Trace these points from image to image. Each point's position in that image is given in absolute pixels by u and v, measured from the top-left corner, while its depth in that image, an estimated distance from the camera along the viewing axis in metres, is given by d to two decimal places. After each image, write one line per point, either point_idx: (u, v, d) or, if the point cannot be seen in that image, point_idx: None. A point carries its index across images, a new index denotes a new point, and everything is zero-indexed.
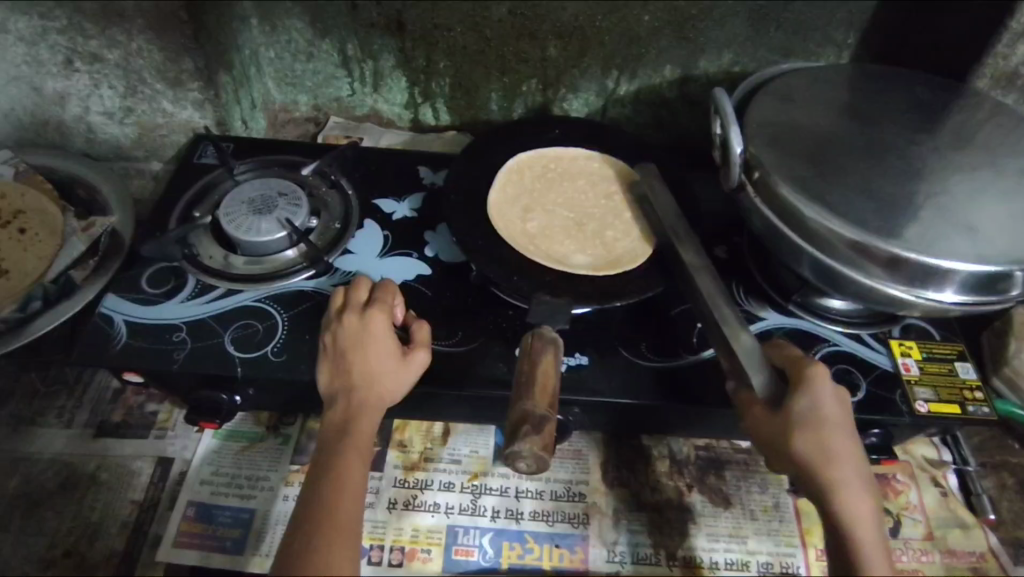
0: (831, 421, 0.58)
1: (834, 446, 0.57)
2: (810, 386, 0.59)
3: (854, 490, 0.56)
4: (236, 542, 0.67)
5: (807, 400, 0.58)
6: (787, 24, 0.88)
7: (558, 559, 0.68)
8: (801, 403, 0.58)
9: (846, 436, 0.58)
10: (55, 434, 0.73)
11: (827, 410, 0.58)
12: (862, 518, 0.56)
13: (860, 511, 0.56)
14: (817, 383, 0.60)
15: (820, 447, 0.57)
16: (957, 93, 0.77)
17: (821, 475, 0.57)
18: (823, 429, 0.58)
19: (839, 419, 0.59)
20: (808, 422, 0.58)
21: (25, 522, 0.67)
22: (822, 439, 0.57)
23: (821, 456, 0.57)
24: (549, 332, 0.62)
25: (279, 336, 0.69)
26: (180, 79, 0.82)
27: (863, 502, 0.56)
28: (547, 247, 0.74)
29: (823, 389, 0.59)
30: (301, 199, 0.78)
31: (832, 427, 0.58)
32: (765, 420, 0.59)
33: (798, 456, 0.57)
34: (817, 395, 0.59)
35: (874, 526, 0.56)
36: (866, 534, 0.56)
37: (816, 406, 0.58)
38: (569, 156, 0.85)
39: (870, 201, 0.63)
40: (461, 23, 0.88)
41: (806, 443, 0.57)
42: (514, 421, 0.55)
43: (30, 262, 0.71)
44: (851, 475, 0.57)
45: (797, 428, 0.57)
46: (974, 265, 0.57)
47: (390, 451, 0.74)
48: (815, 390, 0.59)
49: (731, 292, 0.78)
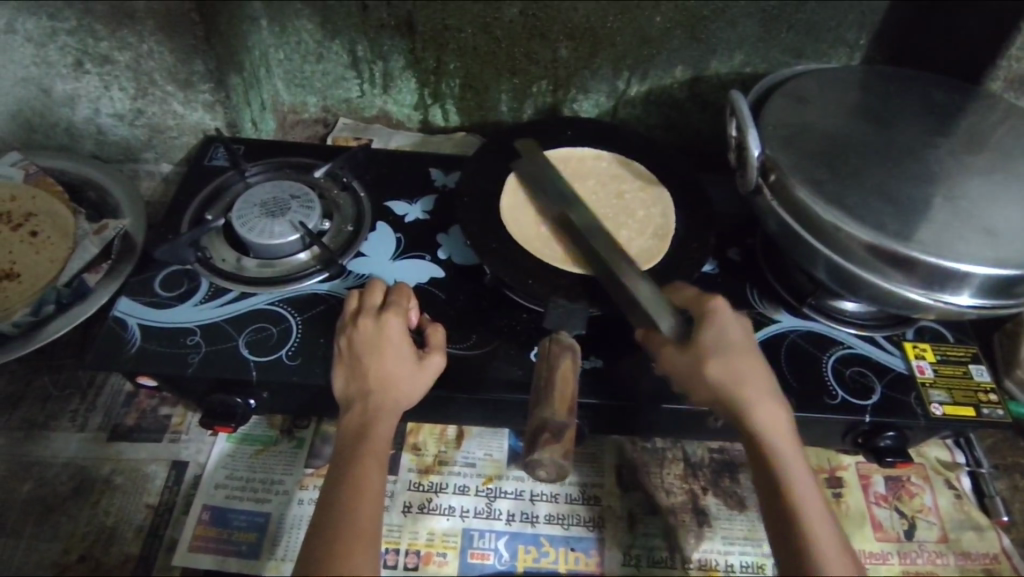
0: (738, 348, 0.61)
1: (743, 370, 0.60)
2: (712, 319, 0.63)
3: (767, 408, 0.59)
4: (251, 546, 0.67)
5: (712, 331, 0.62)
6: (800, 25, 0.88)
7: (574, 563, 0.68)
8: (706, 334, 0.61)
9: (754, 360, 0.61)
10: (68, 438, 0.72)
11: (731, 338, 0.61)
12: (777, 433, 0.58)
13: (775, 427, 0.58)
14: (719, 315, 0.63)
15: (732, 371, 0.59)
16: (972, 95, 0.77)
17: (735, 397, 0.59)
18: (730, 355, 0.60)
19: (745, 346, 0.61)
20: (715, 350, 0.60)
21: (39, 527, 0.67)
22: (731, 364, 0.60)
23: (733, 379, 0.59)
24: (568, 337, 0.62)
25: (294, 339, 0.69)
26: (190, 80, 0.81)
27: (777, 419, 0.59)
28: (564, 248, 0.73)
29: (726, 321, 0.63)
30: (313, 202, 0.77)
31: (739, 353, 0.61)
32: (677, 354, 0.61)
33: (711, 382, 0.59)
34: (720, 325, 0.62)
35: (789, 440, 0.58)
36: (783, 447, 0.58)
37: (720, 336, 0.61)
38: (581, 157, 0.84)
39: (888, 204, 0.63)
40: (472, 24, 0.88)
41: (717, 370, 0.59)
42: (534, 427, 0.55)
43: (41, 265, 0.71)
44: (762, 395, 0.59)
45: (707, 356, 0.60)
46: (991, 268, 0.57)
47: (404, 454, 0.74)
48: (717, 322, 0.62)
49: (745, 295, 0.78)
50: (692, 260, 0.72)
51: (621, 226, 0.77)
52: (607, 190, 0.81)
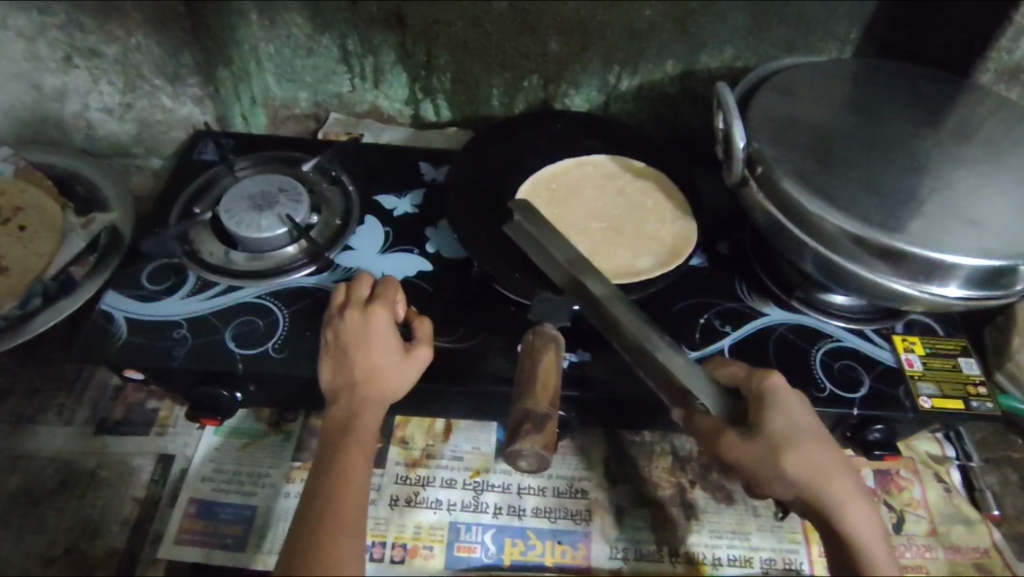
0: (811, 435, 0.56)
1: (822, 461, 0.55)
2: (775, 400, 0.57)
3: (853, 501, 0.55)
4: (238, 539, 0.67)
5: (781, 418, 0.56)
6: (790, 18, 0.87)
7: (561, 555, 0.68)
8: (775, 422, 0.56)
9: (827, 444, 0.56)
10: (55, 431, 0.72)
11: (801, 421, 0.57)
12: (865, 530, 0.55)
13: (864, 524, 0.55)
14: (783, 396, 0.57)
15: (815, 464, 0.55)
16: (961, 87, 0.77)
17: (821, 493, 0.55)
18: (806, 444, 0.55)
19: (816, 429, 0.57)
20: (791, 441, 0.55)
21: (26, 519, 0.67)
22: (811, 455, 0.55)
23: (816, 476, 0.55)
24: (551, 329, 0.62)
25: (280, 332, 0.69)
26: (177, 73, 0.83)
27: (863, 512, 0.55)
28: (608, 261, 0.73)
29: (791, 403, 0.57)
30: (302, 195, 0.78)
31: (813, 438, 0.56)
32: (745, 447, 0.55)
33: (794, 479, 0.54)
34: (787, 409, 0.57)
35: (878, 534, 0.55)
36: (874, 542, 0.55)
37: (792, 422, 0.56)
38: (563, 168, 0.82)
39: (874, 195, 0.63)
40: (462, 17, 0.88)
41: (799, 465, 0.54)
42: (516, 418, 0.55)
43: (29, 259, 0.72)
44: (846, 490, 0.55)
45: (784, 449, 0.55)
46: (977, 259, 0.57)
47: (391, 448, 0.74)
48: (784, 405, 0.57)
49: (733, 288, 0.78)
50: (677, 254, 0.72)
51: (642, 220, 0.78)
52: (603, 190, 0.81)
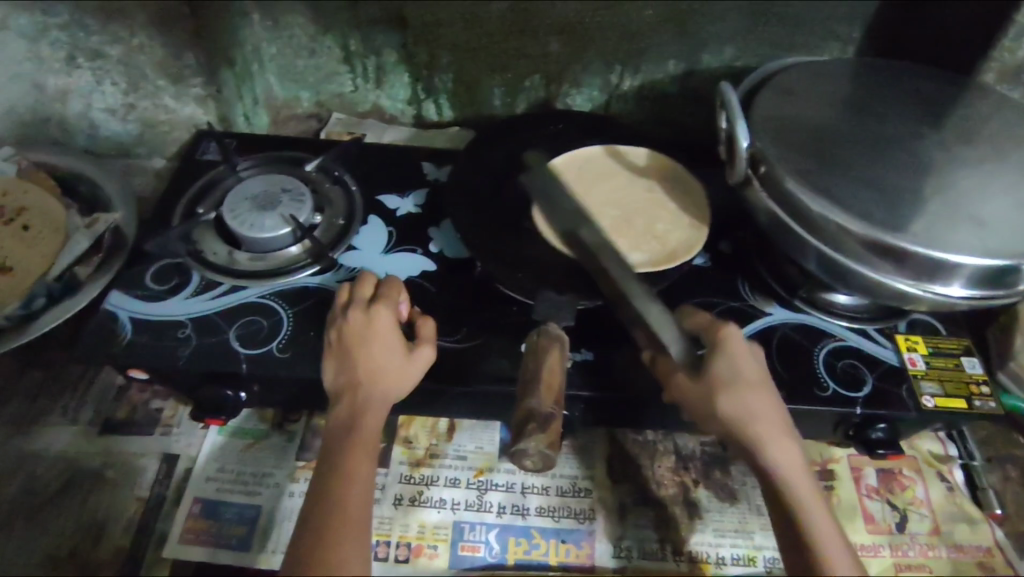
0: (752, 381, 0.58)
1: (755, 403, 0.57)
2: (724, 346, 0.60)
3: (786, 449, 0.56)
4: (242, 539, 0.67)
5: (724, 363, 0.58)
6: (791, 17, 0.88)
7: (564, 555, 0.68)
8: (719, 364, 0.58)
9: (768, 391, 0.58)
10: (60, 432, 0.73)
11: (745, 366, 0.59)
12: (793, 473, 0.55)
13: (791, 467, 0.56)
14: (732, 344, 0.60)
15: (747, 405, 0.57)
16: (962, 87, 0.77)
17: (750, 431, 0.56)
18: (742, 388, 0.57)
19: (760, 377, 0.59)
20: (729, 384, 0.57)
21: (31, 519, 0.67)
22: (747, 397, 0.57)
23: (745, 415, 0.56)
24: (555, 329, 0.62)
25: (284, 333, 0.69)
26: (182, 74, 0.84)
27: (794, 457, 0.56)
28: None
29: (738, 351, 0.59)
30: (305, 195, 0.78)
31: (753, 384, 0.58)
32: (687, 383, 0.58)
33: (724, 417, 0.56)
34: (733, 356, 0.59)
35: (807, 480, 0.55)
36: (803, 490, 0.55)
37: (734, 366, 0.58)
38: (586, 156, 0.82)
39: (878, 194, 0.63)
40: (463, 18, 0.88)
41: (731, 404, 0.56)
42: (520, 417, 0.55)
43: (34, 259, 0.72)
44: (776, 432, 0.56)
45: (721, 389, 0.57)
46: (979, 258, 0.57)
47: (395, 448, 0.74)
48: (731, 351, 0.59)
49: (736, 288, 0.78)
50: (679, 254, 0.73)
51: (654, 215, 0.77)
52: (619, 180, 0.80)
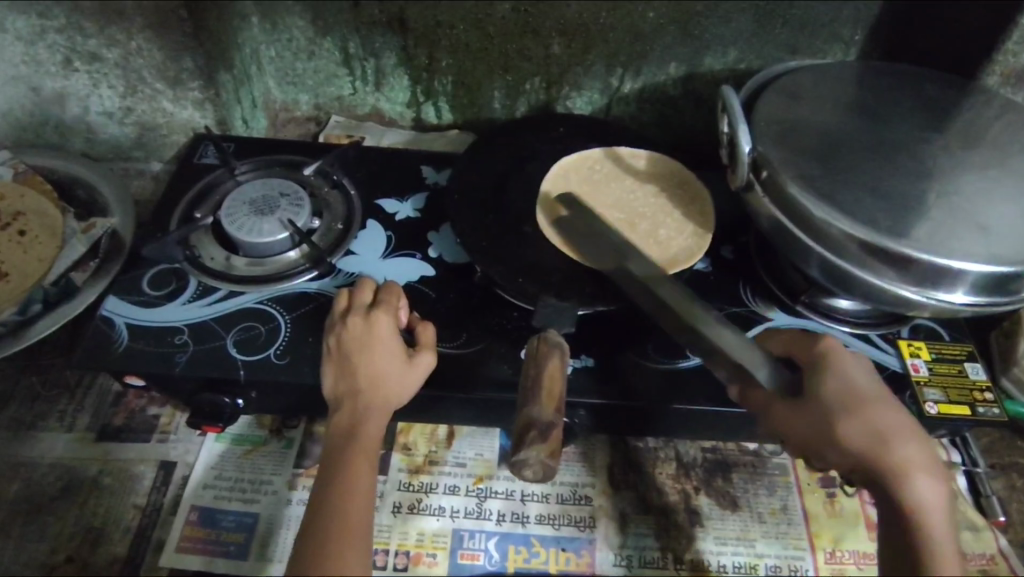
0: (867, 400, 0.57)
1: (875, 422, 0.56)
2: (831, 368, 0.59)
3: (920, 469, 0.54)
4: (239, 547, 0.67)
5: (832, 384, 0.58)
6: (794, 20, 0.87)
7: (565, 563, 0.68)
8: (828, 387, 0.58)
9: (888, 410, 0.57)
10: (56, 438, 0.72)
11: (858, 386, 0.58)
12: (922, 493, 0.53)
13: (923, 489, 0.53)
14: (838, 364, 0.59)
15: (864, 428, 0.55)
16: (967, 90, 0.76)
17: (870, 453, 0.55)
18: (858, 407, 0.57)
19: (879, 396, 0.58)
20: (840, 405, 0.57)
21: (26, 527, 0.67)
22: (866, 419, 0.56)
23: (864, 436, 0.55)
24: (555, 335, 0.61)
25: (281, 339, 0.69)
26: (179, 77, 0.81)
27: (926, 478, 0.53)
28: None
29: (849, 372, 0.59)
30: (303, 200, 0.77)
31: (869, 404, 0.57)
32: (791, 411, 0.58)
33: (838, 438, 0.56)
34: (841, 376, 0.59)
35: (939, 503, 0.53)
36: (933, 513, 0.52)
37: (845, 387, 0.58)
38: (591, 160, 0.81)
39: (881, 200, 0.62)
40: (463, 20, 0.87)
41: (843, 425, 0.56)
42: (520, 426, 0.54)
43: (29, 263, 0.70)
44: (903, 452, 0.54)
45: (833, 413, 0.56)
46: (984, 264, 0.57)
47: (394, 455, 0.73)
48: (840, 371, 0.59)
49: (738, 293, 0.78)
50: (680, 259, 0.72)
51: (655, 221, 0.76)
52: (621, 184, 0.80)
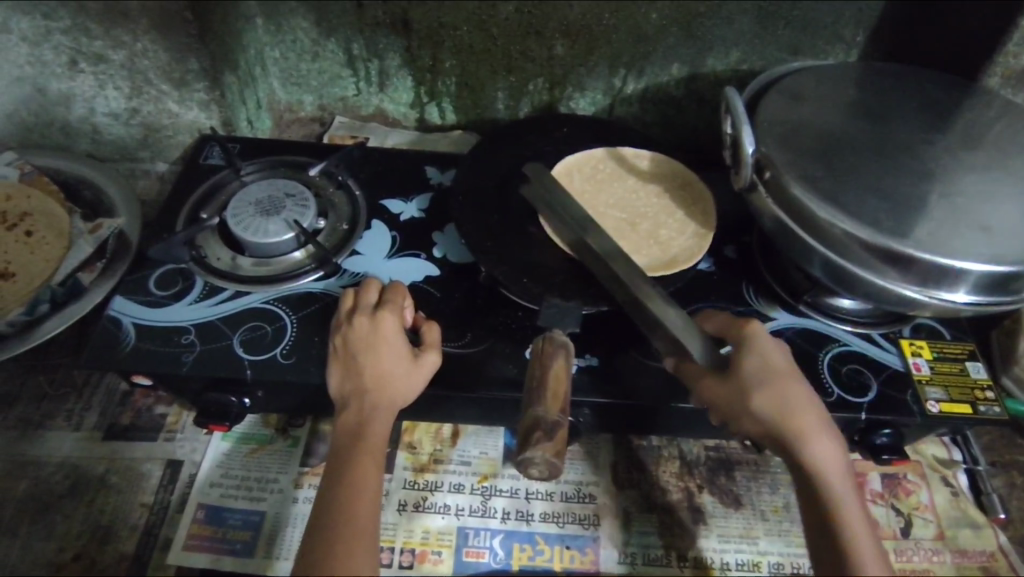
0: (782, 375, 0.60)
1: (789, 395, 0.58)
2: (752, 344, 0.62)
3: (825, 439, 0.57)
4: (246, 545, 0.67)
5: (753, 359, 0.60)
6: (797, 21, 0.87)
7: (569, 561, 0.68)
8: (747, 361, 0.60)
9: (798, 384, 0.60)
10: (63, 437, 0.72)
11: (774, 362, 0.61)
12: (827, 462, 0.57)
13: (828, 458, 0.57)
14: (760, 340, 0.62)
15: (780, 400, 0.58)
16: (968, 91, 0.77)
17: (784, 424, 0.57)
18: (775, 381, 0.59)
19: (792, 371, 0.61)
20: (760, 379, 0.59)
21: (35, 525, 0.67)
22: (780, 393, 0.58)
23: (781, 409, 0.58)
24: (560, 336, 0.62)
25: (287, 339, 0.69)
26: (185, 79, 0.82)
27: (829, 447, 0.57)
28: None
29: (766, 347, 0.61)
30: (308, 200, 0.77)
31: (784, 378, 0.60)
32: (716, 384, 0.59)
33: (758, 411, 0.58)
34: (760, 352, 0.61)
35: (842, 470, 0.57)
36: (835, 478, 0.56)
37: (764, 362, 0.60)
38: (596, 160, 0.82)
39: (884, 200, 0.62)
40: (467, 22, 0.88)
41: (763, 399, 0.58)
42: (526, 425, 0.55)
43: (35, 264, 0.72)
44: (811, 424, 0.58)
45: (752, 385, 0.59)
46: (986, 264, 0.57)
47: (399, 453, 0.74)
48: (760, 347, 0.61)
49: (741, 293, 0.78)
50: (684, 260, 0.72)
51: (658, 221, 0.77)
52: (623, 185, 0.80)
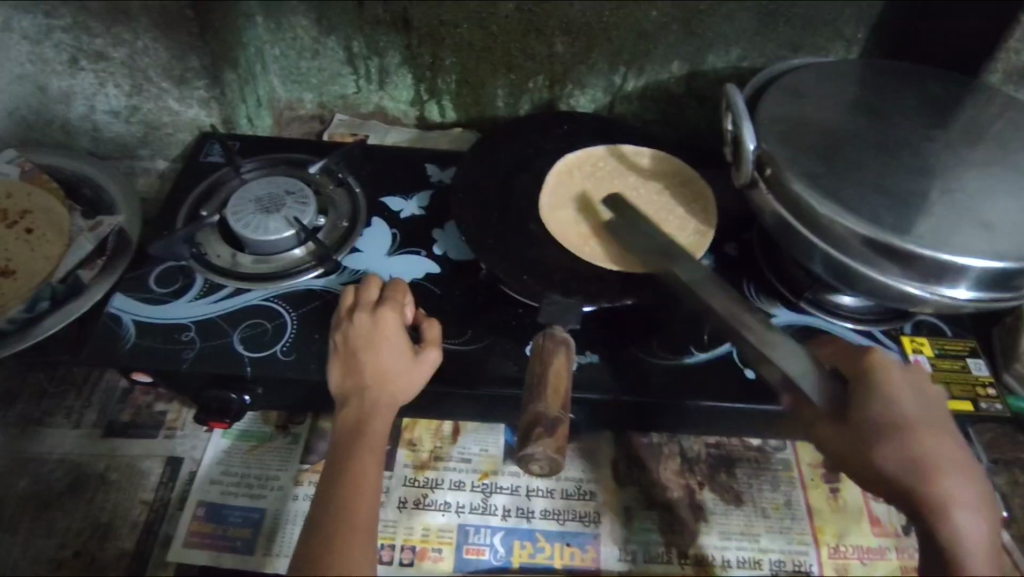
0: (912, 426, 0.57)
1: (917, 448, 0.55)
2: (879, 389, 0.59)
3: (963, 502, 0.54)
4: (246, 542, 0.67)
5: (877, 406, 0.58)
6: (797, 19, 0.87)
7: (570, 558, 0.68)
8: (872, 408, 0.58)
9: (931, 434, 0.57)
10: (64, 434, 0.72)
11: (906, 410, 0.57)
12: (957, 523, 0.53)
13: (959, 520, 0.53)
14: (886, 385, 0.59)
15: (908, 454, 0.55)
16: (968, 88, 0.77)
17: (908, 479, 0.55)
18: (901, 433, 0.56)
19: (928, 421, 0.57)
20: (883, 430, 0.56)
21: (35, 522, 0.67)
22: (906, 445, 0.56)
23: (905, 463, 0.55)
24: (560, 332, 0.62)
25: (288, 336, 0.69)
26: (185, 77, 0.82)
27: (961, 507, 0.53)
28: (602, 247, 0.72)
29: (895, 394, 0.58)
30: (308, 198, 0.77)
31: (912, 428, 0.56)
32: (834, 431, 0.58)
33: (878, 464, 0.56)
34: (886, 398, 0.58)
35: (976, 533, 0.53)
36: (970, 545, 0.52)
37: (890, 410, 0.57)
38: (596, 158, 0.83)
39: (885, 197, 0.62)
40: (468, 20, 0.88)
41: (885, 451, 0.56)
42: (527, 422, 0.55)
43: (36, 262, 0.71)
44: (942, 481, 0.54)
45: (874, 436, 0.56)
46: (987, 261, 0.57)
47: (399, 450, 0.74)
48: (885, 393, 0.58)
49: (741, 290, 0.78)
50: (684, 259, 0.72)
51: (658, 218, 0.77)
52: (622, 183, 0.80)
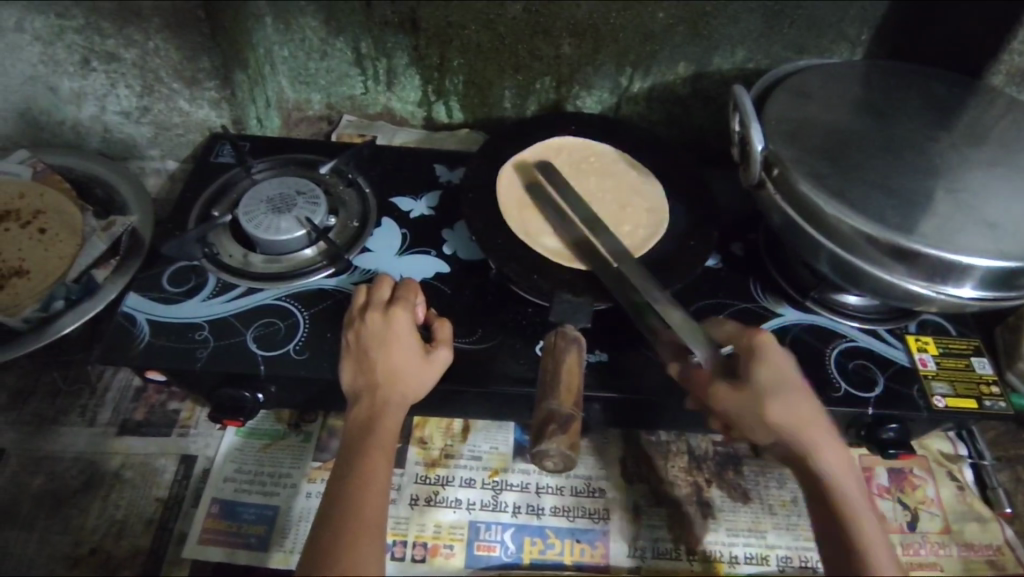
0: (792, 385, 0.61)
1: (800, 405, 0.60)
2: (764, 353, 0.63)
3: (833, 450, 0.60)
4: (261, 538, 0.68)
5: (766, 369, 0.62)
6: (802, 20, 0.88)
7: (579, 554, 0.69)
8: (761, 369, 0.61)
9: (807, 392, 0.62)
10: (78, 432, 0.73)
11: (788, 371, 0.62)
12: (833, 469, 0.59)
13: (836, 466, 0.59)
14: (769, 350, 0.63)
15: (795, 412, 0.60)
16: (973, 89, 0.77)
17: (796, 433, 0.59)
18: (785, 391, 0.61)
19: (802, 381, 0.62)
20: (772, 389, 0.60)
21: (50, 520, 0.68)
22: (791, 403, 0.60)
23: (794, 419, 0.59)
24: (573, 331, 0.63)
25: (300, 335, 0.70)
26: (196, 78, 0.82)
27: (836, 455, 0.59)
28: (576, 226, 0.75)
29: (777, 356, 0.63)
30: (319, 198, 0.78)
31: (792, 387, 0.61)
32: (729, 391, 0.61)
33: (771, 421, 0.59)
34: (771, 361, 0.62)
35: (850, 478, 0.59)
36: (849, 489, 0.58)
37: (776, 372, 0.62)
38: (599, 153, 0.85)
39: (891, 197, 0.63)
40: (475, 20, 0.88)
41: (776, 408, 0.59)
42: (540, 419, 0.56)
43: (49, 261, 0.72)
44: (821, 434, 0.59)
45: (764, 396, 0.60)
46: (994, 260, 0.58)
47: (410, 448, 0.75)
48: (770, 356, 0.62)
49: (748, 290, 0.79)
50: (692, 259, 0.73)
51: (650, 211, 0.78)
52: (628, 182, 0.81)
